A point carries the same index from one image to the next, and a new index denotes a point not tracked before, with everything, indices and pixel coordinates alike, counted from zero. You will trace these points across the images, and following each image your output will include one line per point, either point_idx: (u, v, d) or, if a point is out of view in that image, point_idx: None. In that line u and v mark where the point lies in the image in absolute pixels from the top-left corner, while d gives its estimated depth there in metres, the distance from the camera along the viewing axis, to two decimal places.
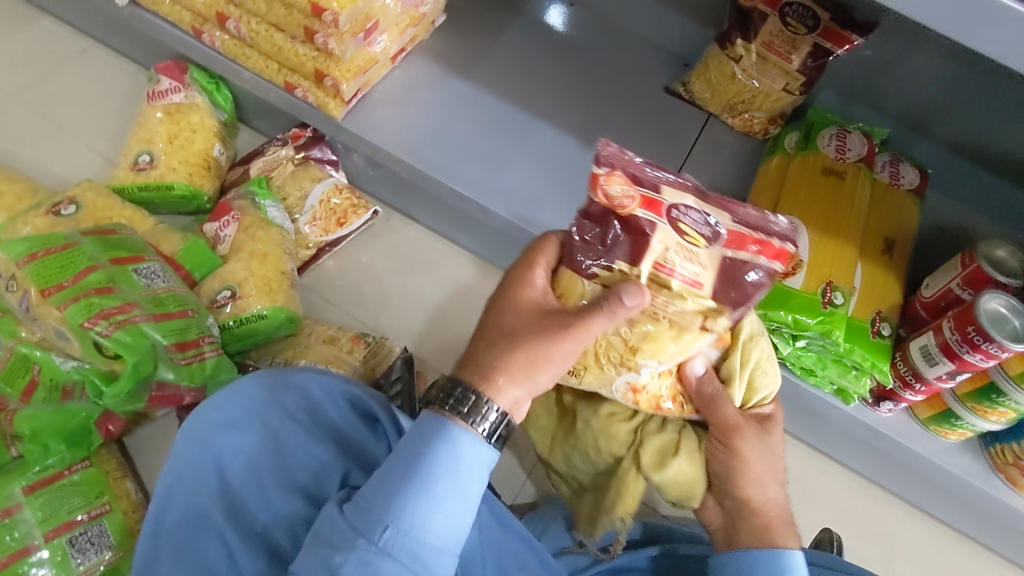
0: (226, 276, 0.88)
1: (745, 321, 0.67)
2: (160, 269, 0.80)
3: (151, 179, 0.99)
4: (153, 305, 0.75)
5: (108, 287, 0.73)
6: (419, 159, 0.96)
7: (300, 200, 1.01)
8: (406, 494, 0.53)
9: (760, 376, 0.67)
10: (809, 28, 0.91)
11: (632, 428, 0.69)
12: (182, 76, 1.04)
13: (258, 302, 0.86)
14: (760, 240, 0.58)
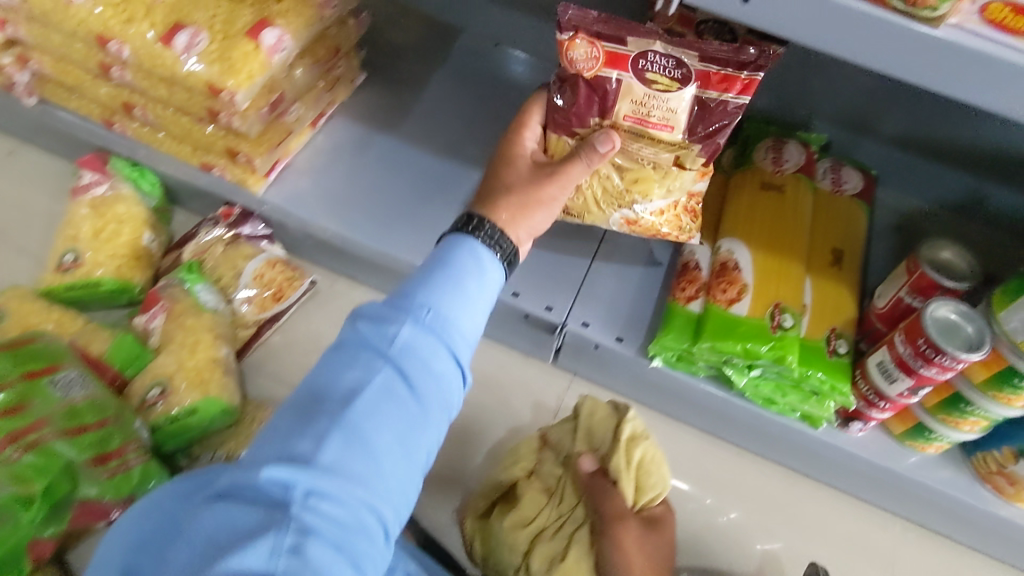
0: (157, 372, 0.86)
1: (625, 425, 0.86)
2: (79, 376, 0.77)
3: (77, 278, 0.96)
4: (68, 419, 0.73)
5: (18, 407, 0.71)
6: (348, 224, 0.92)
7: (233, 279, 0.98)
8: (431, 280, 0.58)
9: (644, 477, 0.83)
10: (729, 45, 0.76)
11: (533, 532, 0.81)
12: (103, 167, 1.02)
13: (188, 396, 0.83)
14: (726, 77, 0.70)
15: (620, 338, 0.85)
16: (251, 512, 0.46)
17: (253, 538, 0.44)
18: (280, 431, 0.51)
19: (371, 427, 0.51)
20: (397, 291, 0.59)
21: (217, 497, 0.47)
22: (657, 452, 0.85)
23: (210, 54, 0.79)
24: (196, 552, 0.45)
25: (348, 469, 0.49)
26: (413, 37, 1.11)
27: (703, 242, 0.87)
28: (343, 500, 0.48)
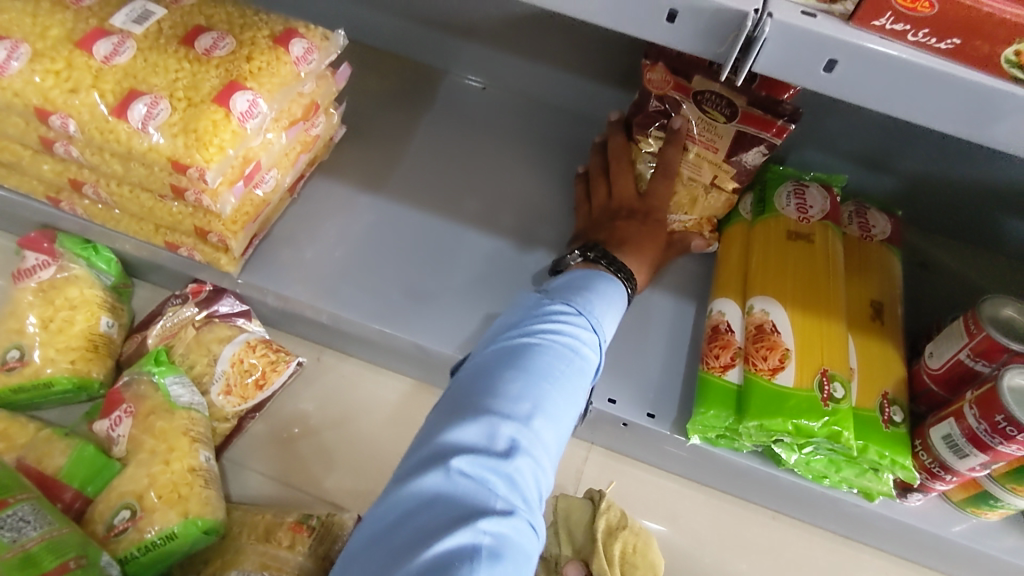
0: (124, 490, 0.74)
1: (601, 521, 0.75)
2: (31, 513, 0.65)
3: (26, 378, 0.83)
4: (19, 570, 0.60)
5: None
6: (338, 301, 0.83)
7: (209, 366, 0.87)
8: (598, 295, 0.64)
9: (631, 571, 0.74)
10: (728, 118, 0.78)
11: None
12: (50, 247, 0.89)
13: (164, 519, 0.72)
14: (762, 121, 0.76)
15: (651, 415, 0.78)
16: (477, 470, 0.48)
17: (478, 509, 0.46)
18: (491, 382, 0.53)
19: (561, 402, 0.54)
20: (561, 289, 0.65)
21: (431, 453, 0.49)
22: (642, 538, 0.76)
23: (172, 125, 0.69)
24: (412, 512, 0.46)
25: (543, 437, 0.52)
26: (393, 82, 1.02)
27: (732, 301, 0.80)
28: (537, 464, 0.51)
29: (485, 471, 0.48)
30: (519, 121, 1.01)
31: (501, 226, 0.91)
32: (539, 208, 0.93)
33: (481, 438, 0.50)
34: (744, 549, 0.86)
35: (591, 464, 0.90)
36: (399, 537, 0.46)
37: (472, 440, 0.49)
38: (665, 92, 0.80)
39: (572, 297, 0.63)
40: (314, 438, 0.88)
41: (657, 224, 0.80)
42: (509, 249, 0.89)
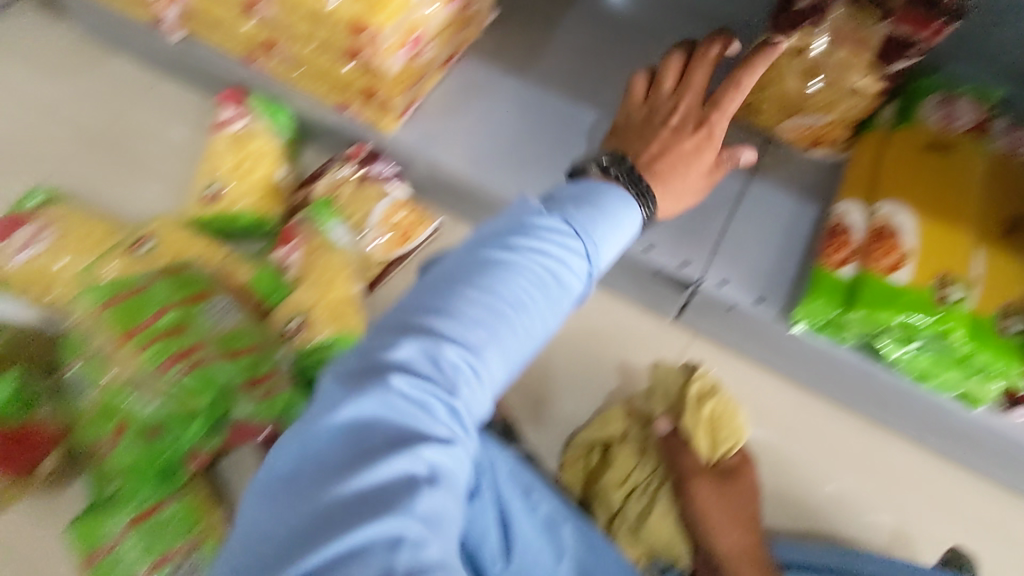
0: (294, 306, 0.89)
1: (694, 383, 0.83)
2: (229, 305, 0.84)
3: (218, 211, 1.00)
4: (222, 344, 0.80)
5: (179, 329, 0.79)
6: (478, 169, 0.91)
7: (363, 219, 0.99)
8: (592, 220, 0.62)
9: (717, 431, 0.82)
10: (882, 17, 0.80)
11: (625, 491, 0.83)
12: (241, 103, 1.04)
13: (325, 331, 0.87)
14: (920, 21, 0.78)
15: (759, 300, 0.82)
16: (415, 394, 0.49)
17: (429, 431, 0.48)
18: (451, 301, 0.54)
19: (515, 334, 0.55)
20: (562, 203, 0.63)
21: (371, 366, 0.50)
22: (732, 404, 0.83)
23: None
24: (359, 428, 0.47)
25: (484, 360, 0.53)
26: None
27: (857, 203, 0.81)
28: (471, 386, 0.52)
29: (428, 398, 0.50)
30: (662, 18, 1.03)
31: None
32: None
33: (451, 356, 0.52)
34: (825, 446, 0.91)
35: (693, 350, 0.95)
36: (304, 449, 0.47)
37: (419, 362, 0.51)
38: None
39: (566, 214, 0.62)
40: None
41: (708, 144, 0.78)
42: None
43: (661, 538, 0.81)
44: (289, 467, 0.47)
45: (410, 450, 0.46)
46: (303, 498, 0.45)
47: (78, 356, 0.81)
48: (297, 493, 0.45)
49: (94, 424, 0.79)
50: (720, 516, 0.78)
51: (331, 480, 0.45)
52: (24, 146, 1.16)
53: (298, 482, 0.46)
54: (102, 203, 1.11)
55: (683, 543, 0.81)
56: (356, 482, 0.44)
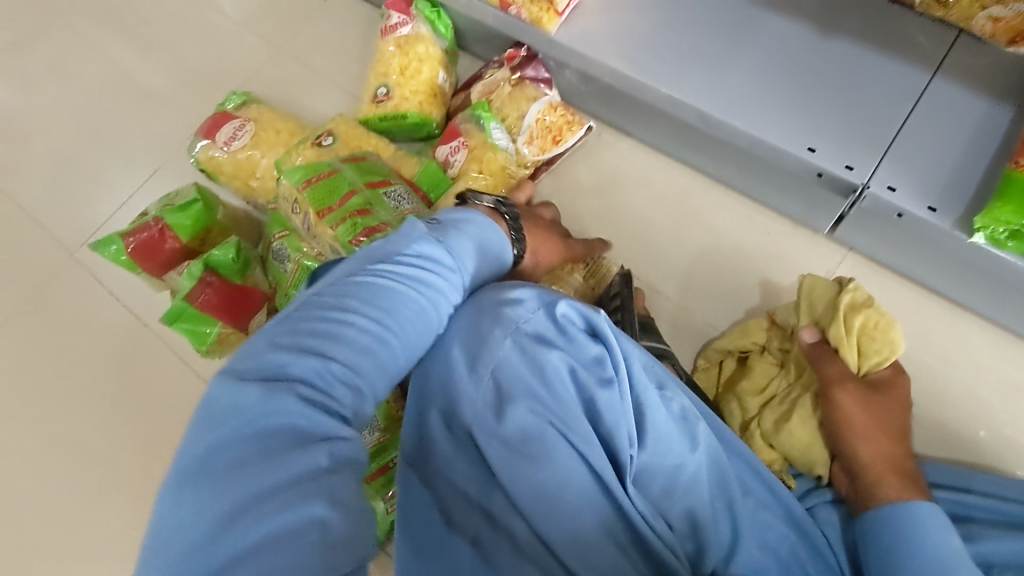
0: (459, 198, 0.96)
1: (847, 293, 0.80)
2: (405, 192, 0.92)
3: (388, 110, 1.08)
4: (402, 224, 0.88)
5: (368, 209, 0.87)
6: (636, 67, 0.91)
7: (518, 121, 1.03)
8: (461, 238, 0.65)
9: (867, 342, 0.78)
10: None
11: (763, 400, 0.84)
12: (408, 9, 1.09)
13: None
14: None
15: (933, 208, 0.77)
16: (316, 394, 0.48)
17: (333, 428, 0.47)
18: (356, 304, 0.54)
19: (424, 330, 0.57)
20: (443, 232, 0.65)
21: (265, 371, 0.48)
22: (887, 317, 0.79)
23: None
24: (274, 447, 0.45)
25: (377, 372, 0.53)
26: None
27: None
28: (370, 397, 0.52)
29: (314, 411, 0.47)
30: None
31: (805, 9, 0.89)
32: None
33: (338, 370, 0.50)
34: (987, 376, 0.86)
35: (845, 267, 0.94)
36: (213, 446, 0.45)
37: (304, 366, 0.49)
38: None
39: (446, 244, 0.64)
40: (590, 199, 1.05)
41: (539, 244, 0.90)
42: (808, 33, 0.88)
43: (799, 443, 0.78)
44: (193, 462, 0.44)
45: (326, 447, 0.46)
46: (205, 498, 0.43)
47: (284, 228, 0.93)
48: (218, 483, 0.43)
49: (295, 286, 0.90)
50: (863, 425, 0.74)
51: (234, 484, 0.43)
52: (223, 55, 1.31)
53: (206, 481, 0.43)
54: (286, 105, 1.24)
55: (823, 450, 0.77)
56: (267, 483, 0.43)
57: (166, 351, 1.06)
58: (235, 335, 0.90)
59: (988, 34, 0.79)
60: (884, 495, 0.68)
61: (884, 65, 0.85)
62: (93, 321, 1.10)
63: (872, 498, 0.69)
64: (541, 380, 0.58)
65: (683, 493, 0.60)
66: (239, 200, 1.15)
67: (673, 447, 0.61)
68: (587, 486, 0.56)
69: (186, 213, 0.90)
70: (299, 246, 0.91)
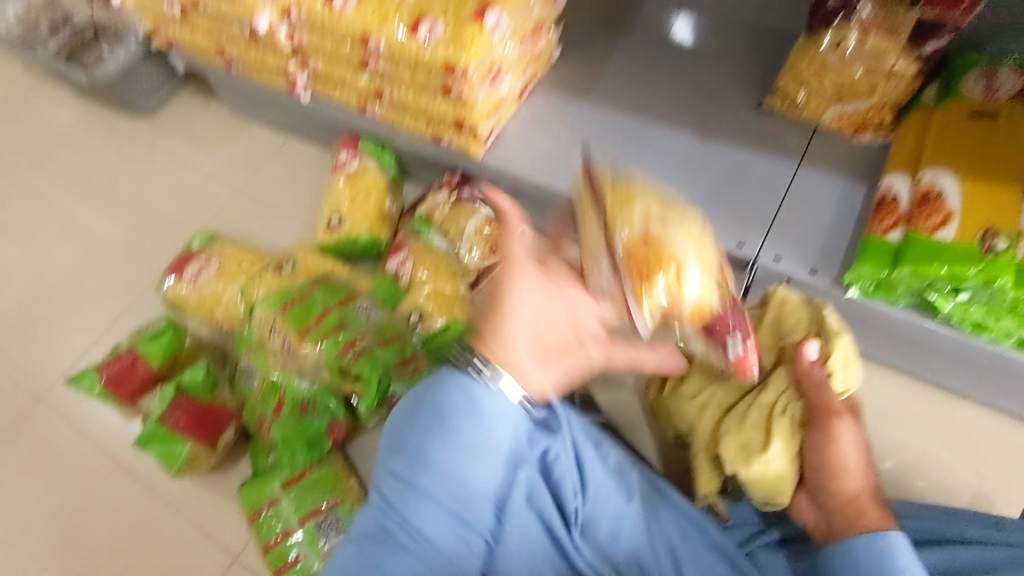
0: (412, 303, 1.06)
1: (832, 316, 0.84)
2: (370, 305, 1.05)
3: (342, 235, 1.20)
4: (377, 335, 1.01)
5: (343, 324, 0.99)
6: (555, 181, 1.07)
7: (458, 232, 1.14)
8: (423, 432, 0.61)
9: (846, 371, 0.83)
10: (911, 5, 0.86)
11: (710, 408, 0.87)
12: (355, 147, 1.25)
13: (440, 317, 1.03)
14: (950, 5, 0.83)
15: (813, 271, 0.90)
16: None
17: None
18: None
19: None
20: (412, 429, 0.62)
21: None
22: (857, 351, 0.85)
23: (444, 37, 0.96)
24: None
25: None
26: (599, 11, 1.23)
27: (904, 175, 0.87)
28: None
29: None
30: (712, 37, 1.16)
31: (688, 121, 1.07)
32: (722, 105, 1.08)
33: None
34: (908, 424, 0.93)
35: None
36: None
37: None
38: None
39: (413, 456, 0.60)
40: None
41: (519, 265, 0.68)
42: (693, 139, 1.05)
43: (771, 474, 0.80)
44: None
45: None
46: None
47: (250, 346, 1.01)
48: None
49: (263, 400, 0.99)
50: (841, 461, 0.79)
51: None
52: (188, 202, 1.44)
53: None
54: (247, 241, 1.35)
55: (790, 483, 0.80)
56: None
57: (132, 480, 1.08)
58: (204, 455, 0.95)
59: (836, 127, 1.00)
60: (865, 524, 0.71)
61: (758, 159, 1.01)
62: (60, 459, 1.12)
63: (849, 530, 0.72)
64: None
65: (626, 537, 0.71)
66: (205, 329, 1.23)
67: (613, 498, 0.72)
68: (545, 544, 0.67)
69: (155, 341, 0.98)
70: (265, 361, 0.99)
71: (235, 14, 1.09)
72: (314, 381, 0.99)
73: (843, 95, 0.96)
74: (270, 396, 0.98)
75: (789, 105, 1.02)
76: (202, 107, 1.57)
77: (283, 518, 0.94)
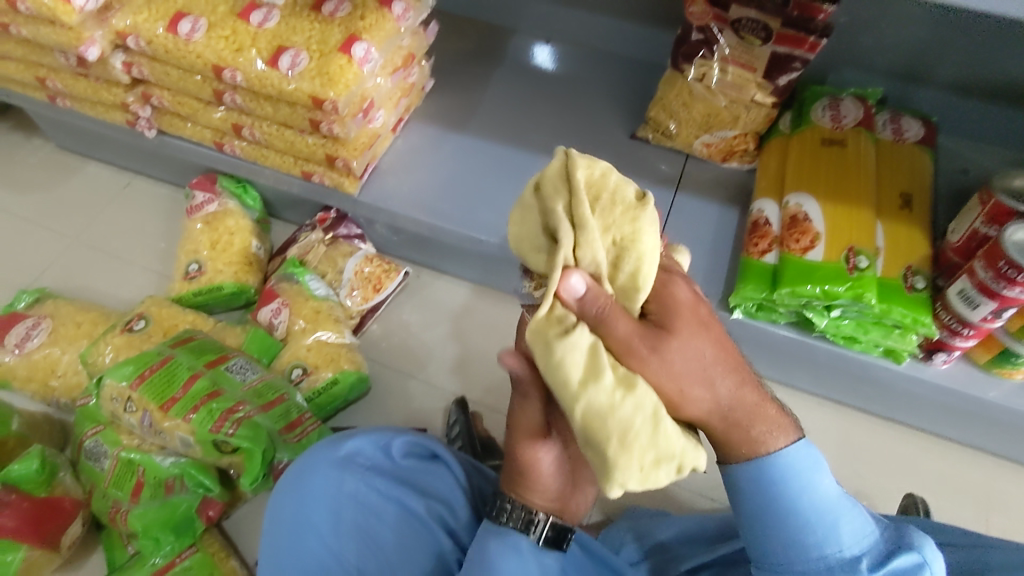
0: (293, 356, 0.98)
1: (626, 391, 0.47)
2: (247, 362, 0.90)
3: (203, 284, 1.07)
4: (256, 398, 0.86)
5: (216, 390, 0.84)
6: (435, 216, 1.02)
7: (337, 275, 1.09)
8: None
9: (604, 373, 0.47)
10: (763, 40, 0.90)
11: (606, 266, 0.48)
12: (213, 187, 1.14)
13: (327, 372, 0.96)
14: (798, 42, 0.88)
15: None
16: None
17: None
18: None
19: None
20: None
21: None
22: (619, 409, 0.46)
23: (310, 71, 0.89)
24: None
25: None
26: (469, 43, 1.23)
27: (771, 200, 0.92)
28: None
29: None
30: (582, 67, 1.19)
31: None
32: (598, 134, 1.10)
33: None
34: None
35: None
36: None
37: None
38: (705, 22, 0.93)
39: None
40: (420, 339, 1.10)
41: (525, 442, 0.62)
42: None
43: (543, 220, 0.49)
44: None
45: None
46: None
47: (96, 423, 0.87)
48: None
49: (117, 485, 0.83)
50: (697, 312, 0.49)
51: None
52: (10, 254, 1.23)
53: None
54: (86, 296, 1.18)
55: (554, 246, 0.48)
56: None
57: None
58: (43, 558, 0.79)
59: (707, 154, 1.04)
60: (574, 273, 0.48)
61: (636, 186, 1.03)
62: None
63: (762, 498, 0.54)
64: (395, 528, 0.67)
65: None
66: (38, 403, 1.05)
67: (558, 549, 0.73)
68: None
69: None
70: (117, 440, 0.85)
71: (57, 42, 0.93)
72: (182, 456, 0.84)
73: (710, 124, 1.01)
74: (125, 480, 0.83)
75: (662, 134, 1.05)
76: (20, 144, 1.37)
77: None
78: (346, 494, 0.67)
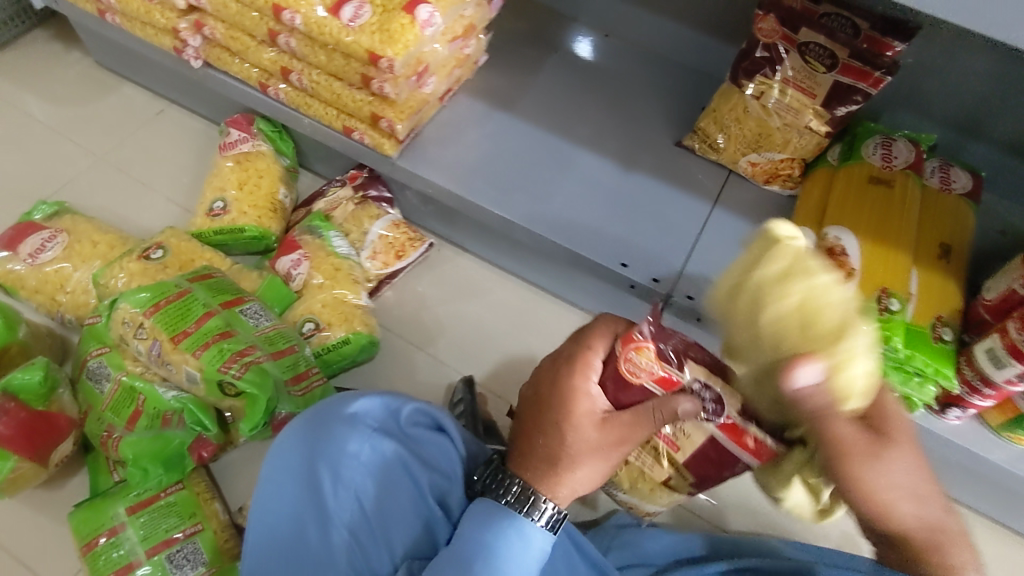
0: (305, 310, 0.97)
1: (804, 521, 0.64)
2: (262, 308, 0.89)
3: (225, 224, 1.06)
4: (267, 344, 0.85)
5: (229, 331, 0.83)
6: (469, 191, 1.01)
7: (361, 235, 1.08)
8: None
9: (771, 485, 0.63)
10: (828, 68, 0.89)
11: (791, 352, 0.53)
12: (249, 127, 1.13)
13: (338, 331, 0.96)
14: (863, 76, 0.87)
15: None
16: None
17: None
18: None
19: None
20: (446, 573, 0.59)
21: None
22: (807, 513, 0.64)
23: (371, 25, 0.87)
24: None
25: None
26: (526, 25, 1.21)
27: (809, 230, 0.91)
28: None
29: None
30: (636, 66, 1.17)
31: (610, 149, 1.06)
32: (644, 136, 1.09)
33: None
34: None
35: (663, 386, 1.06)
36: None
37: None
38: (772, 40, 0.91)
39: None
40: (431, 310, 1.09)
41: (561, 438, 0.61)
42: (615, 168, 1.04)
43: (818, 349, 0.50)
44: None
45: None
46: None
47: (102, 344, 0.86)
48: None
49: (115, 409, 0.83)
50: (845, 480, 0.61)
51: None
52: (34, 163, 1.22)
53: None
54: (104, 217, 1.16)
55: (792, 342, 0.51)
56: None
57: None
58: (31, 471, 0.80)
59: (750, 174, 1.03)
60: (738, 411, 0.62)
61: (674, 194, 1.03)
62: None
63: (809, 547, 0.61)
64: (392, 494, 0.66)
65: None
66: (42, 316, 1.04)
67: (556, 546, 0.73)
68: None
69: None
70: (122, 364, 0.84)
71: None
72: (184, 391, 0.83)
73: (759, 144, 1.00)
74: (124, 407, 0.82)
75: (708, 146, 1.04)
76: (58, 54, 1.35)
77: (125, 548, 0.78)
78: (349, 453, 0.66)
